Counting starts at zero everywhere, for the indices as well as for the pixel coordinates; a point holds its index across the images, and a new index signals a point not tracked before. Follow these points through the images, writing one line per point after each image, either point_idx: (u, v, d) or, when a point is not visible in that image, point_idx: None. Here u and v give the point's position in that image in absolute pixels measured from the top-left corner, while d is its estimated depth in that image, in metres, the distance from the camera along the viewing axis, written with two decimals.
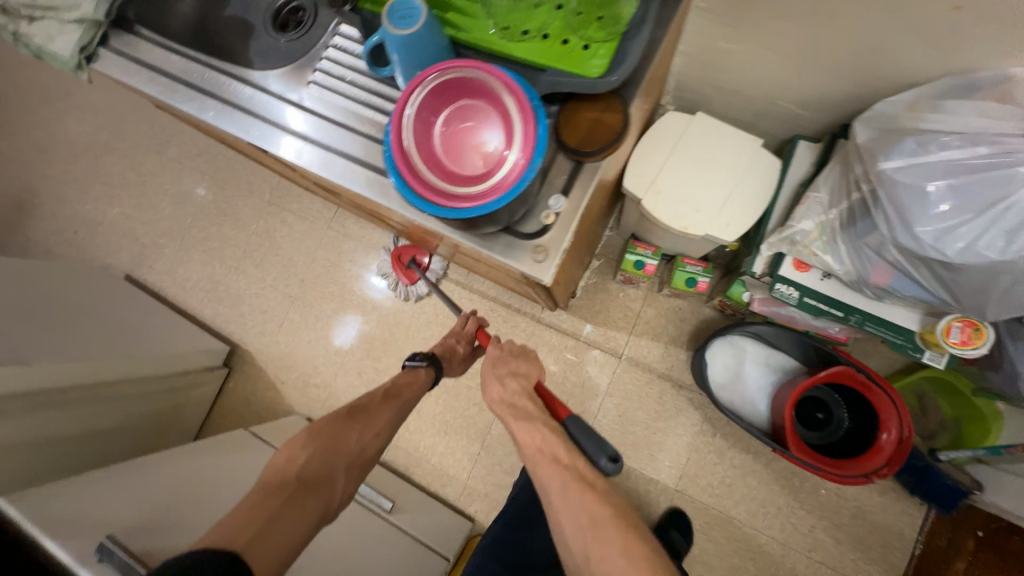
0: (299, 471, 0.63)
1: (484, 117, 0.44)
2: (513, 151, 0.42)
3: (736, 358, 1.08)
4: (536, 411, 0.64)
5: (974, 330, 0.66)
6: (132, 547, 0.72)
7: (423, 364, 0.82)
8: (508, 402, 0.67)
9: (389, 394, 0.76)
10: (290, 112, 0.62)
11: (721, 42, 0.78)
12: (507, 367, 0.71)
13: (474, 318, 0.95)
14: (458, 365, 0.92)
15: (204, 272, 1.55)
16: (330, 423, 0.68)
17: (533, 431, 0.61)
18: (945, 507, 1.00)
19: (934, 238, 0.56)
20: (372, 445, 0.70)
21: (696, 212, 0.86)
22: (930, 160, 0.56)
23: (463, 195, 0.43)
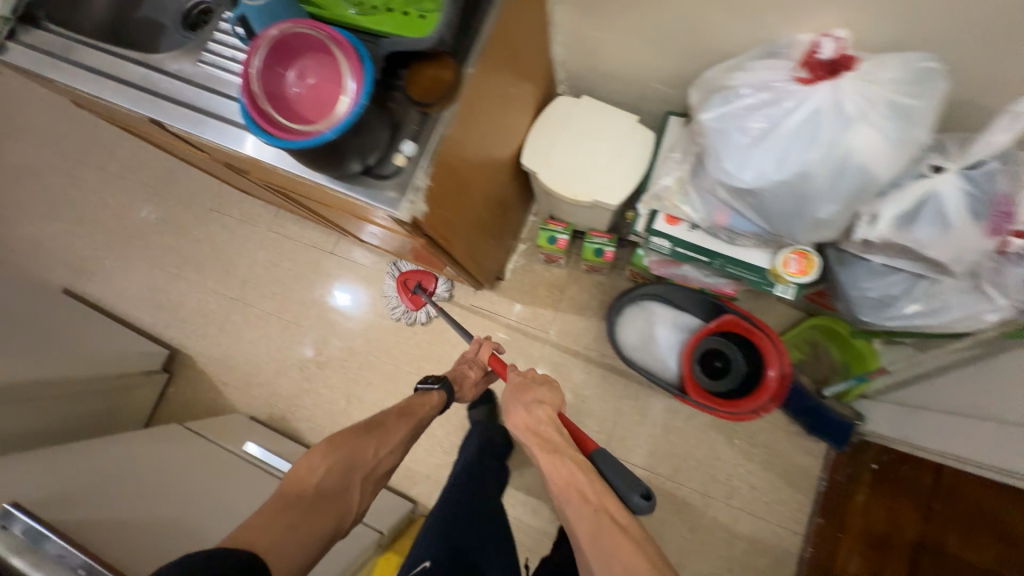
0: (317, 483, 0.72)
1: (322, 69, 0.51)
2: (346, 95, 0.50)
3: (646, 321, 1.16)
4: (561, 443, 0.77)
5: (806, 260, 0.78)
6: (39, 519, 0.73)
7: (436, 387, 0.95)
8: (533, 429, 0.80)
9: (404, 413, 0.87)
10: (209, 97, 0.65)
11: (589, 30, 0.90)
12: (530, 396, 0.84)
13: (486, 345, 1.07)
14: (470, 388, 1.05)
15: (144, 281, 1.56)
16: (351, 438, 0.78)
17: (562, 465, 0.74)
18: (838, 441, 1.09)
19: (739, 172, 0.63)
20: (385, 460, 0.81)
21: (584, 181, 0.96)
22: (728, 107, 0.64)
23: (299, 131, 0.49)
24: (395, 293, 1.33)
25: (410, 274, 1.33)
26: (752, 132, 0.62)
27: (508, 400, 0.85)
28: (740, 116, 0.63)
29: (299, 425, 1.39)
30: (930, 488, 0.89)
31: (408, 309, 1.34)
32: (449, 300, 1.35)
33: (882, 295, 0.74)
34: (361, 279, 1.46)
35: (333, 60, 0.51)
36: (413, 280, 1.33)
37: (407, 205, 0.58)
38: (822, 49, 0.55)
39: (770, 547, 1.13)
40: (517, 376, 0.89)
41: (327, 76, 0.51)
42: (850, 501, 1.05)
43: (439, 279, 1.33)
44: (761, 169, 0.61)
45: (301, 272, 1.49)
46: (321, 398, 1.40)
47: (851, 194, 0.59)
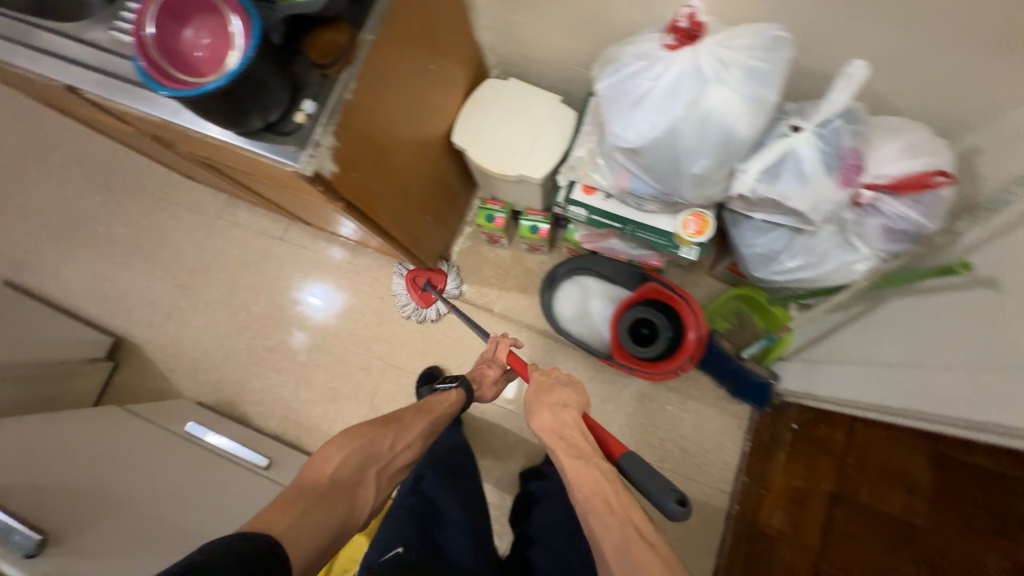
0: (332, 473, 0.70)
1: (214, 27, 0.56)
2: (237, 50, 0.55)
3: (581, 295, 1.22)
4: (588, 449, 0.72)
5: (702, 221, 0.85)
6: None
7: (454, 386, 0.92)
8: (558, 433, 0.75)
9: (422, 409, 0.85)
10: (122, 63, 0.68)
11: (509, 15, 0.95)
12: (554, 397, 0.79)
13: (505, 340, 1.04)
14: (490, 387, 1.01)
15: (89, 271, 1.55)
16: (367, 430, 0.76)
17: (586, 471, 0.69)
18: (758, 401, 1.17)
19: (623, 133, 0.69)
20: (402, 455, 0.79)
21: (510, 158, 1.01)
22: (614, 75, 0.70)
23: (193, 83, 0.54)
24: (406, 290, 1.35)
25: (421, 271, 1.35)
26: (634, 96, 0.68)
27: (532, 400, 0.80)
28: (624, 82, 0.69)
29: (248, 409, 1.39)
30: (844, 443, 0.96)
31: (417, 306, 1.34)
32: (460, 297, 1.36)
33: (768, 250, 0.81)
34: (311, 264, 1.48)
35: (223, 19, 0.55)
36: (423, 278, 1.35)
37: (307, 159, 0.62)
38: (680, 17, 0.61)
39: (700, 505, 1.20)
40: (541, 376, 0.84)
41: (220, 35, 0.56)
42: (772, 459, 1.13)
43: (450, 276, 1.35)
44: (642, 129, 0.67)
45: (251, 259, 1.50)
46: (270, 381, 1.41)
47: (718, 149, 0.66)
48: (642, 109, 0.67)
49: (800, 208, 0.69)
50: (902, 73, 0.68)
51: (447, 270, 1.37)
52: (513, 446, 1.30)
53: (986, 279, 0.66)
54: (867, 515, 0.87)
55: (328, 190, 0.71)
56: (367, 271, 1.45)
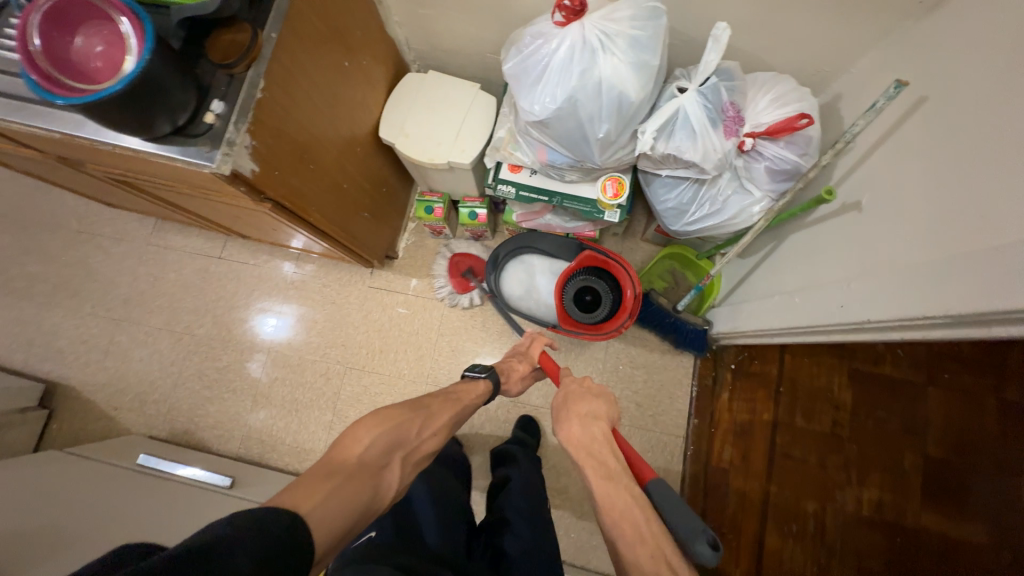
0: (360, 453, 0.68)
1: (107, 33, 0.55)
2: (132, 54, 0.54)
3: (526, 273, 1.26)
4: (618, 469, 0.69)
5: (618, 183, 0.93)
6: None
7: (483, 375, 0.95)
8: (587, 447, 0.73)
9: (450, 398, 0.87)
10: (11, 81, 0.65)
11: (418, 9, 0.99)
12: (585, 408, 0.79)
13: (539, 339, 1.09)
14: (517, 381, 1.05)
15: (8, 317, 1.44)
16: (397, 413, 0.76)
17: (616, 494, 0.65)
18: (699, 348, 1.26)
19: (531, 107, 0.74)
20: (426, 442, 0.78)
21: (438, 146, 1.05)
22: (518, 55, 0.75)
23: (90, 90, 0.54)
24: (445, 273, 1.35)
25: (465, 257, 1.36)
26: (534, 72, 0.73)
27: (564, 407, 0.81)
28: (527, 60, 0.74)
29: (205, 435, 1.35)
30: (777, 375, 1.09)
31: (453, 290, 1.35)
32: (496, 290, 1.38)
33: (678, 204, 0.89)
34: (256, 279, 1.44)
35: (115, 23, 0.55)
36: (465, 264, 1.36)
37: (224, 158, 0.63)
38: None
39: (660, 453, 1.28)
40: (574, 384, 0.85)
41: (113, 40, 0.55)
42: (718, 399, 1.25)
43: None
44: (544, 102, 0.73)
45: (190, 282, 1.45)
46: (226, 404, 1.37)
47: (615, 112, 0.72)
48: (543, 83, 0.72)
49: (695, 160, 0.77)
50: (762, 31, 0.78)
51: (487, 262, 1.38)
52: (481, 427, 1.34)
53: (853, 203, 0.78)
54: (804, 436, 1.00)
55: (251, 189, 0.72)
56: (315, 279, 1.44)
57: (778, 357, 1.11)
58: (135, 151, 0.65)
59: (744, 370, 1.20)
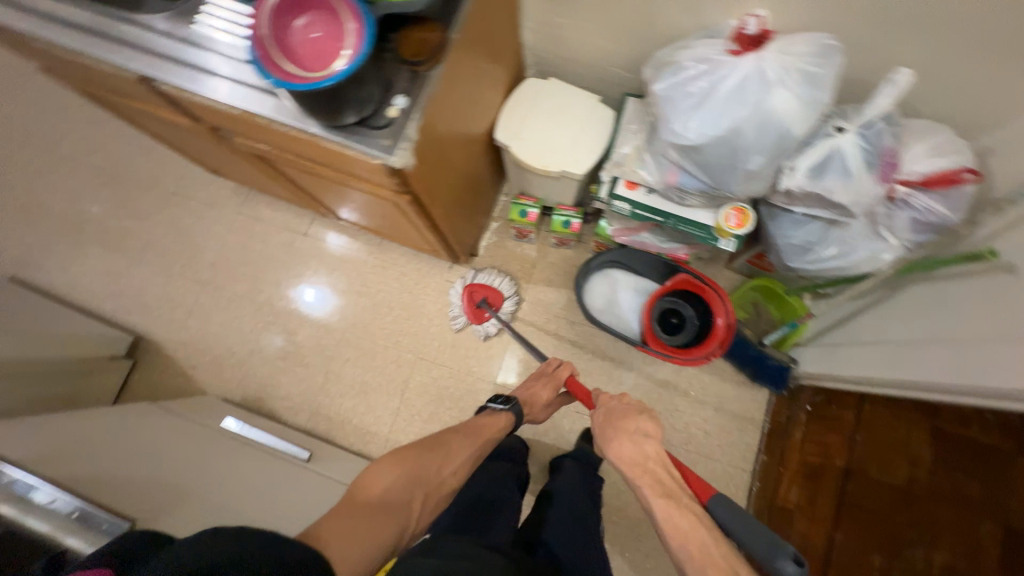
0: (380, 494, 0.68)
1: (326, 29, 0.60)
2: (347, 52, 0.59)
3: (610, 287, 1.28)
4: (676, 486, 0.70)
5: (741, 214, 0.91)
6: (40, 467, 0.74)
7: (505, 409, 0.95)
8: (641, 464, 0.73)
9: (470, 434, 0.86)
10: (208, 58, 0.69)
11: (555, 17, 0.99)
12: (633, 426, 0.79)
13: (567, 366, 1.07)
14: (541, 407, 1.05)
15: (101, 268, 1.50)
16: (419, 451, 0.76)
17: (679, 513, 0.65)
18: (778, 383, 1.24)
19: (684, 131, 0.74)
20: (447, 480, 0.78)
21: (552, 154, 1.06)
22: (674, 78, 0.76)
23: (304, 78, 0.58)
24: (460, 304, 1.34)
25: (481, 288, 1.33)
26: (690, 98, 0.74)
27: (609, 425, 0.81)
28: (685, 85, 0.74)
29: (275, 405, 1.39)
30: (853, 421, 1.04)
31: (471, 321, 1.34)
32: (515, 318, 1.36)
33: (803, 241, 0.87)
34: (337, 260, 1.48)
35: (335, 21, 0.60)
36: (481, 294, 1.33)
37: (400, 151, 0.64)
38: (749, 24, 0.67)
39: (724, 483, 1.26)
40: (613, 402, 0.86)
41: (328, 36, 0.60)
42: (789, 438, 1.21)
43: (508, 300, 1.34)
44: (699, 128, 0.73)
45: (275, 255, 1.49)
46: (297, 377, 1.40)
47: (773, 147, 0.72)
48: (701, 109, 0.73)
49: (842, 201, 0.76)
50: (934, 78, 0.76)
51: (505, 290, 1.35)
52: (544, 434, 1.34)
53: (1005, 265, 0.75)
54: (878, 488, 0.93)
55: (401, 182, 0.74)
56: (393, 266, 1.46)
57: (856, 402, 1.05)
58: (311, 135, 0.67)
59: (822, 414, 1.13)
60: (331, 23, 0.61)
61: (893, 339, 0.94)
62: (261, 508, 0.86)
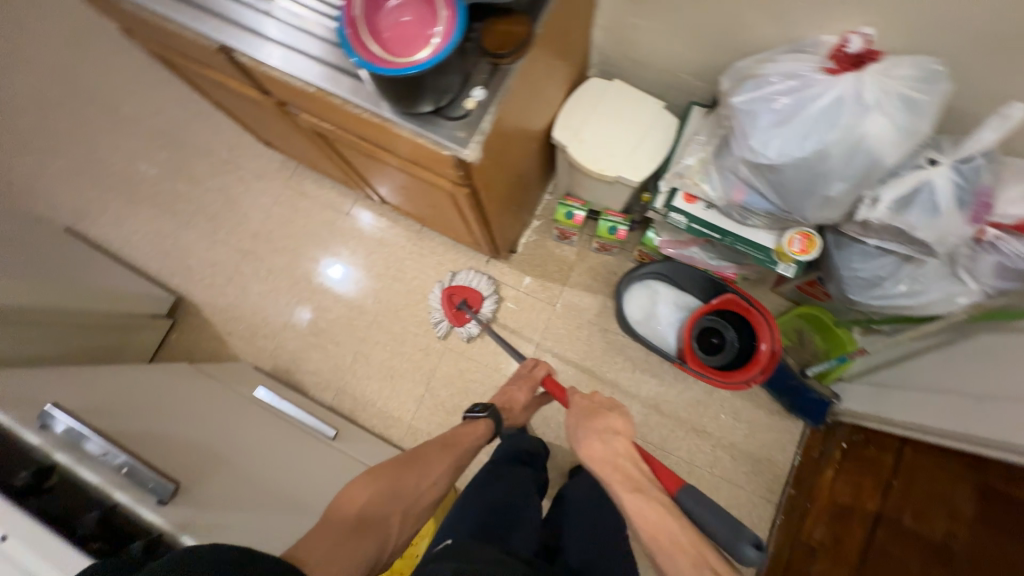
0: (358, 511, 0.69)
1: (419, 17, 0.59)
2: (433, 44, 0.58)
3: (650, 299, 1.25)
4: (644, 479, 0.68)
5: (808, 240, 0.86)
6: (93, 412, 0.77)
7: (483, 415, 0.91)
8: (611, 462, 0.72)
9: (448, 443, 0.83)
10: (291, 34, 0.69)
11: (631, 17, 0.96)
12: (602, 424, 0.78)
13: (543, 366, 1.09)
14: (519, 412, 1.05)
15: (151, 227, 1.55)
16: (392, 468, 0.75)
17: (647, 506, 0.63)
18: (815, 416, 1.20)
19: (763, 148, 0.71)
20: (428, 492, 0.77)
21: (610, 158, 1.03)
22: (758, 91, 0.72)
23: (388, 62, 0.57)
24: (440, 307, 1.35)
25: (461, 290, 1.35)
26: (773, 115, 0.70)
27: (579, 426, 0.80)
28: (769, 101, 0.71)
29: (304, 379, 1.41)
30: (892, 466, 0.99)
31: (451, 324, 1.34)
32: (494, 319, 1.37)
33: (872, 275, 0.83)
34: (375, 242, 1.49)
35: (429, 11, 0.59)
36: (460, 296, 1.35)
37: (473, 145, 0.63)
38: (851, 41, 0.63)
39: (746, 511, 1.23)
40: (584, 401, 0.86)
41: (419, 24, 0.59)
42: (820, 475, 1.15)
43: (488, 300, 1.35)
44: (779, 147, 0.70)
45: (316, 231, 1.51)
46: (327, 354, 1.42)
47: (859, 174, 0.68)
48: (783, 128, 0.69)
49: (926, 238, 0.71)
50: None
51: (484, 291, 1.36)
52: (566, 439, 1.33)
53: None
54: (904, 537, 0.89)
55: (465, 174, 0.73)
56: (430, 254, 1.46)
57: (896, 446, 1.00)
58: (385, 121, 0.66)
59: (857, 454, 1.09)
60: (425, 11, 0.60)
61: (956, 388, 0.89)
62: (291, 481, 0.88)
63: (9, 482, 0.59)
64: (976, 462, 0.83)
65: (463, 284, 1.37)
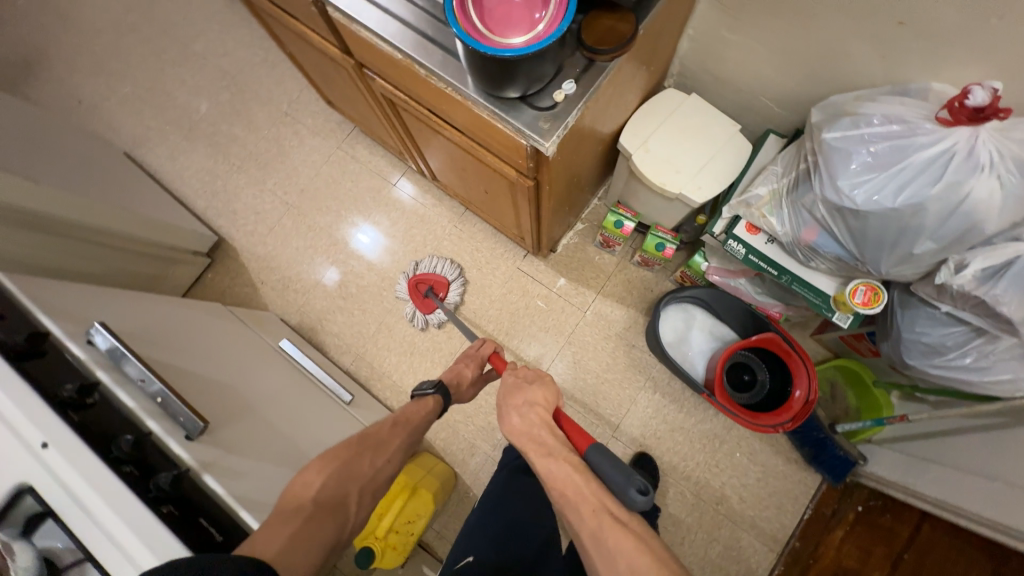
0: (314, 496, 0.63)
1: (530, 6, 0.59)
2: (535, 33, 0.57)
3: (685, 323, 1.22)
4: (556, 445, 0.67)
5: (873, 294, 0.81)
6: (132, 335, 0.79)
7: (432, 393, 0.88)
8: (528, 433, 0.71)
9: (398, 422, 0.80)
10: None
11: (723, 31, 0.92)
12: (521, 398, 0.76)
13: (490, 344, 1.06)
14: (467, 389, 1.00)
15: (205, 165, 1.58)
16: (343, 450, 0.71)
17: (555, 466, 0.64)
18: (835, 475, 1.15)
19: (851, 192, 0.67)
20: (383, 470, 0.74)
21: (675, 174, 0.99)
22: (855, 131, 0.68)
23: (487, 38, 0.56)
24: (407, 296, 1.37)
25: (425, 278, 1.38)
26: (868, 158, 0.66)
27: (503, 402, 0.78)
28: (866, 143, 0.67)
29: (326, 339, 1.43)
30: (906, 539, 0.96)
31: (418, 312, 1.37)
32: (459, 307, 1.39)
33: (936, 342, 0.79)
34: (416, 217, 1.48)
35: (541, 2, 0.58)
36: (426, 284, 1.38)
37: (554, 139, 0.61)
38: (973, 93, 0.57)
39: (744, 556, 1.19)
40: (512, 378, 0.82)
41: (528, 11, 0.58)
42: (828, 533, 1.12)
43: (454, 285, 1.37)
44: (868, 194, 0.66)
45: (361, 197, 1.51)
46: (352, 319, 1.43)
47: (951, 236, 0.64)
48: (876, 174, 0.65)
49: (1012, 316, 0.66)
50: None
51: (451, 279, 1.38)
52: None
53: None
54: None
55: (535, 167, 0.72)
56: (469, 238, 1.45)
57: (914, 522, 0.98)
58: (470, 101, 0.65)
59: (872, 520, 1.06)
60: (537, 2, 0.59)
61: (998, 476, 0.84)
62: (308, 438, 0.89)
63: (56, 394, 0.60)
64: (998, 556, 0.81)
65: (428, 272, 1.39)
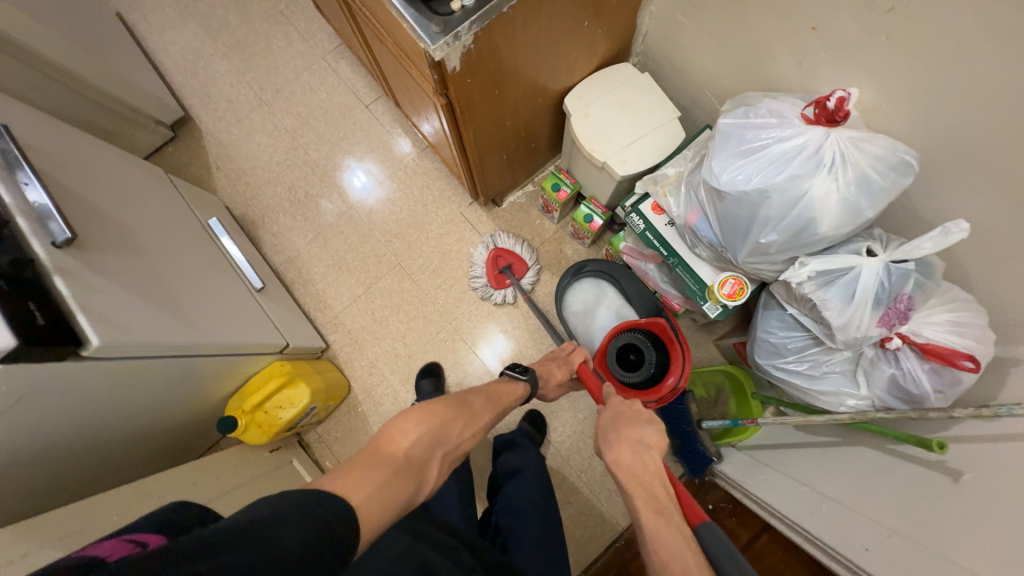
0: (406, 449, 0.60)
1: None
2: None
3: (595, 298, 1.26)
4: (668, 506, 0.56)
5: (740, 288, 0.85)
6: (39, 152, 0.82)
7: (523, 378, 0.86)
8: (638, 478, 0.59)
9: (493, 399, 0.78)
10: None
11: (680, 14, 0.94)
12: (637, 433, 0.64)
13: (582, 351, 1.00)
14: (552, 389, 0.97)
15: (191, 44, 1.60)
16: (444, 407, 0.67)
17: (663, 531, 0.53)
18: (693, 468, 1.20)
19: (719, 172, 0.71)
20: (467, 443, 0.70)
21: (606, 143, 1.01)
22: (743, 118, 0.72)
23: None
24: (483, 266, 1.35)
25: (505, 253, 1.35)
26: (741, 143, 0.70)
27: (608, 428, 0.67)
28: (744, 130, 0.70)
29: (263, 235, 1.47)
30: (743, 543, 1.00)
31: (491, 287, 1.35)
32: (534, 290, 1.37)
33: (780, 344, 0.83)
34: (379, 143, 1.51)
35: None
36: (506, 260, 1.35)
37: (443, 45, 0.67)
38: (831, 97, 0.63)
39: (592, 524, 1.22)
40: (622, 406, 0.71)
41: None
42: None
43: (531, 271, 1.35)
44: (732, 175, 0.69)
45: (333, 112, 1.54)
46: (293, 224, 1.47)
47: (790, 229, 0.68)
48: (743, 159, 0.69)
49: (832, 321, 0.71)
50: (996, 250, 0.66)
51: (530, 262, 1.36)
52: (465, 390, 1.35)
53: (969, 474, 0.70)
54: None
55: (440, 81, 0.76)
56: (423, 175, 1.48)
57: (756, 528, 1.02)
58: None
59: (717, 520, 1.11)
60: None
61: (811, 483, 0.91)
62: (192, 297, 0.93)
63: None
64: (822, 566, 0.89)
65: (509, 249, 1.36)
